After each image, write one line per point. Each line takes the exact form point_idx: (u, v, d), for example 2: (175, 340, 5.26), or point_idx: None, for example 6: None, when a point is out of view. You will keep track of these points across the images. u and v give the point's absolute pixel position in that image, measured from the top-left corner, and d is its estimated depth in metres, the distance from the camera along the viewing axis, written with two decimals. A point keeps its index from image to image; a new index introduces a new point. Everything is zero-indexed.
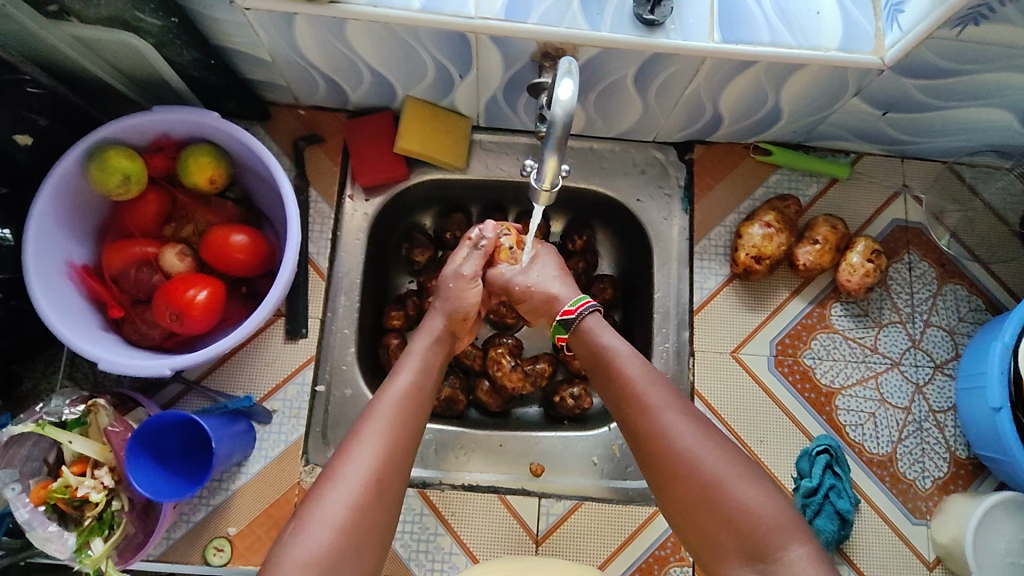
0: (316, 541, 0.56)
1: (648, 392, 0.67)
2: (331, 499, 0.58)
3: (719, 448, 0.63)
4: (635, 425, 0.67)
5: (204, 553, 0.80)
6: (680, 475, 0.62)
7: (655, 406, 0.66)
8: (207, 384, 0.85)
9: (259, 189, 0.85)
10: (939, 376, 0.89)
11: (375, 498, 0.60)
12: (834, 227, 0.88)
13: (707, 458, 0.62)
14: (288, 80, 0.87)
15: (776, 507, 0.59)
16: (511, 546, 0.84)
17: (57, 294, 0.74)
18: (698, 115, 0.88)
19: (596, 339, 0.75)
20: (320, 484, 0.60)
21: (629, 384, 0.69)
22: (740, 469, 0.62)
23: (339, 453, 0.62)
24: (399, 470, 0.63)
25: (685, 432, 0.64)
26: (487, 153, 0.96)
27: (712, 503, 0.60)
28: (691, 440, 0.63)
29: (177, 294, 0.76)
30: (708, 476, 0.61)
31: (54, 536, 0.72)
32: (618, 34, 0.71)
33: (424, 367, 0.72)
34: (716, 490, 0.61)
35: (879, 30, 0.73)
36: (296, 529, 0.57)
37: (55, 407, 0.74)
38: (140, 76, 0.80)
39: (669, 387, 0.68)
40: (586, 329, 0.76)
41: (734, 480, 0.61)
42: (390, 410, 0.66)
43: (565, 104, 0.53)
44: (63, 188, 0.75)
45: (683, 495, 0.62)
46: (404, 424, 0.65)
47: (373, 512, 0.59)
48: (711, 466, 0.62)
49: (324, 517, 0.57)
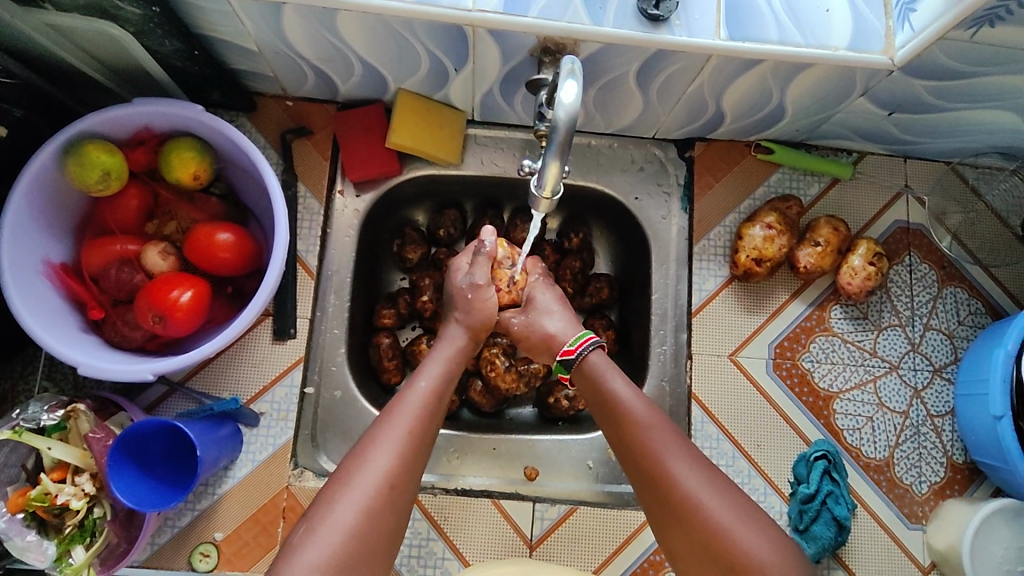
0: (326, 545, 0.56)
1: (654, 431, 0.67)
2: (342, 505, 0.58)
3: (726, 494, 0.63)
4: (640, 467, 0.66)
5: (190, 559, 0.78)
6: (687, 517, 0.62)
7: (662, 448, 0.65)
8: (192, 386, 0.82)
9: (245, 185, 0.82)
10: (937, 380, 0.88)
11: (386, 506, 0.60)
12: (836, 228, 0.86)
13: (715, 505, 0.62)
14: (275, 71, 0.83)
15: (783, 556, 0.60)
16: (505, 550, 0.82)
17: (33, 295, 0.71)
18: (700, 112, 0.85)
19: (598, 374, 0.73)
20: (331, 487, 0.60)
21: (634, 422, 0.68)
22: (748, 516, 0.62)
23: (353, 456, 0.62)
24: (411, 482, 0.62)
25: (692, 476, 0.63)
26: (482, 148, 0.93)
27: (719, 549, 0.61)
28: (697, 484, 0.63)
29: (160, 295, 0.73)
30: (715, 523, 0.61)
31: (32, 546, 0.70)
32: (621, 30, 0.68)
33: (444, 372, 0.71)
34: (724, 537, 0.60)
35: (889, 29, 0.71)
36: (306, 532, 0.57)
37: (32, 413, 0.71)
38: (119, 66, 0.76)
39: (672, 427, 0.67)
40: (589, 364, 0.74)
41: (742, 528, 0.61)
42: (406, 422, 0.64)
43: (569, 108, 0.50)
44: (39, 184, 0.72)
45: (689, 536, 0.63)
46: (420, 438, 0.64)
47: (382, 520, 0.59)
48: (720, 513, 0.61)
49: (334, 522, 0.57)
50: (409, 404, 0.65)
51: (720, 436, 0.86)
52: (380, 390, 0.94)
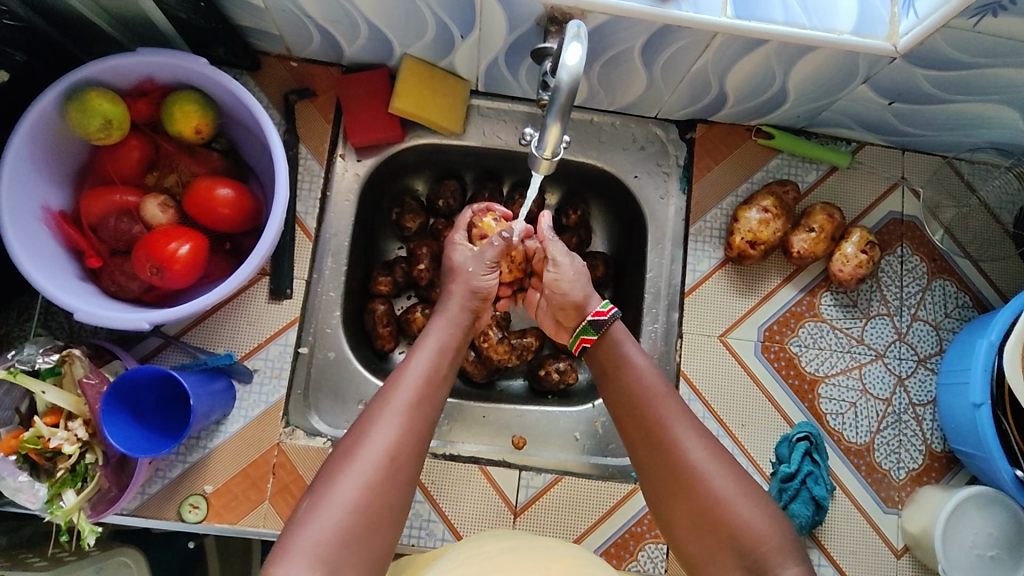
0: (330, 520, 0.57)
1: (663, 401, 0.69)
2: (346, 479, 0.59)
3: (725, 466, 0.65)
4: (649, 437, 0.68)
5: (180, 509, 0.80)
6: (687, 484, 0.64)
7: (670, 416, 0.68)
8: (187, 340, 0.83)
9: (248, 142, 0.82)
10: (921, 370, 0.90)
11: (387, 484, 0.60)
12: (830, 215, 0.87)
13: (715, 474, 0.64)
14: (281, 29, 0.83)
15: (778, 530, 0.61)
16: (489, 515, 0.84)
17: (31, 240, 0.71)
18: (703, 92, 0.85)
19: (618, 346, 0.75)
20: (333, 463, 0.61)
21: (646, 392, 0.70)
22: (746, 489, 0.63)
23: (353, 434, 0.63)
24: (412, 462, 0.62)
25: (697, 444, 0.66)
26: (484, 119, 0.93)
27: (714, 517, 0.62)
28: (700, 453, 0.65)
29: (158, 246, 0.74)
30: (714, 490, 0.63)
31: (24, 486, 0.71)
32: (629, 2, 0.69)
33: (440, 353, 0.71)
34: (720, 506, 0.62)
35: (894, 16, 0.72)
36: (309, 508, 0.58)
37: (27, 355, 0.72)
38: (125, 16, 0.76)
39: (682, 400, 0.71)
40: (613, 335, 0.76)
41: (738, 498, 0.63)
42: (405, 395, 0.65)
43: (572, 70, 0.50)
44: (41, 130, 0.72)
45: (686, 503, 0.64)
46: (417, 419, 0.64)
47: (383, 498, 0.60)
48: (720, 484, 0.63)
49: (337, 497, 0.58)
50: (407, 384, 0.66)
51: (707, 416, 0.87)
52: (373, 354, 0.95)
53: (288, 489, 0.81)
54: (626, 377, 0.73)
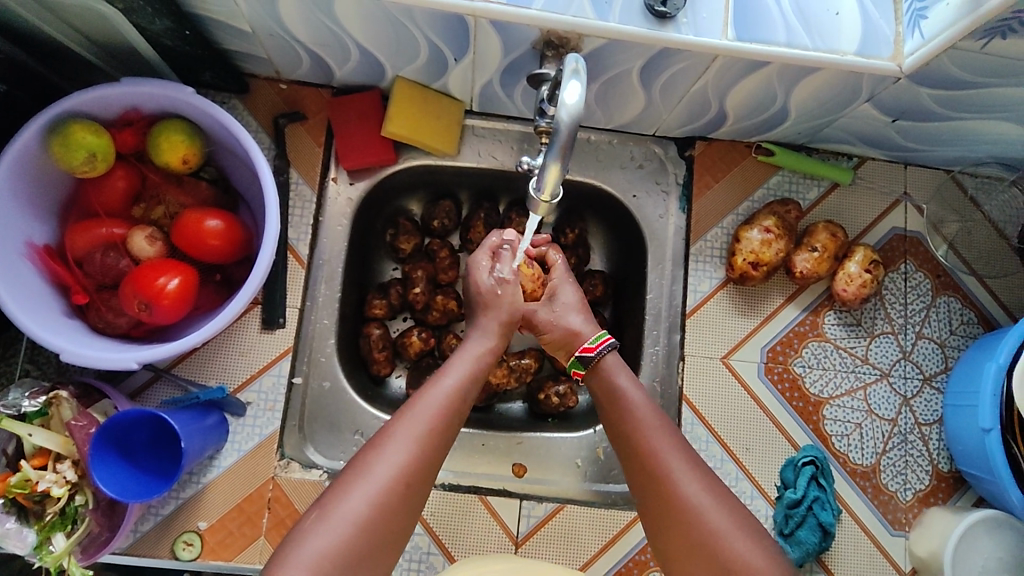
0: (336, 534, 0.55)
1: (654, 432, 0.67)
2: (356, 494, 0.57)
3: (721, 499, 0.62)
4: (644, 470, 0.65)
5: (173, 547, 0.78)
6: (679, 516, 0.62)
7: (663, 448, 0.65)
8: (178, 373, 0.81)
9: (237, 170, 0.80)
10: (927, 389, 0.88)
11: (400, 502, 0.58)
12: (834, 234, 0.86)
13: (709, 508, 0.61)
14: (269, 53, 0.81)
15: (774, 565, 0.58)
16: (490, 546, 0.82)
17: (15, 279, 0.69)
18: (703, 111, 0.84)
19: (608, 377, 0.73)
20: (345, 476, 0.59)
21: (637, 422, 0.68)
22: (741, 524, 0.61)
23: (367, 448, 0.60)
24: (424, 482, 0.60)
25: (690, 478, 0.63)
26: (479, 139, 0.92)
27: (707, 551, 0.59)
28: (694, 486, 0.63)
29: (146, 281, 0.72)
30: (707, 524, 0.60)
31: (12, 532, 0.69)
32: (627, 26, 0.67)
33: (471, 375, 0.68)
34: (714, 539, 0.60)
35: (899, 35, 0.70)
36: (317, 520, 0.56)
37: (13, 399, 0.70)
38: (108, 44, 0.73)
39: (678, 432, 0.68)
40: (604, 367, 0.74)
41: (733, 533, 0.60)
42: (432, 411, 0.63)
43: (572, 109, 0.49)
44: (22, 163, 0.70)
45: (678, 537, 0.61)
46: (439, 435, 0.62)
47: (393, 517, 0.58)
48: (713, 516, 0.61)
49: (346, 512, 0.56)
50: (432, 402, 0.64)
51: (710, 440, 0.86)
52: (369, 380, 0.93)
53: (284, 525, 0.80)
54: (617, 409, 0.70)
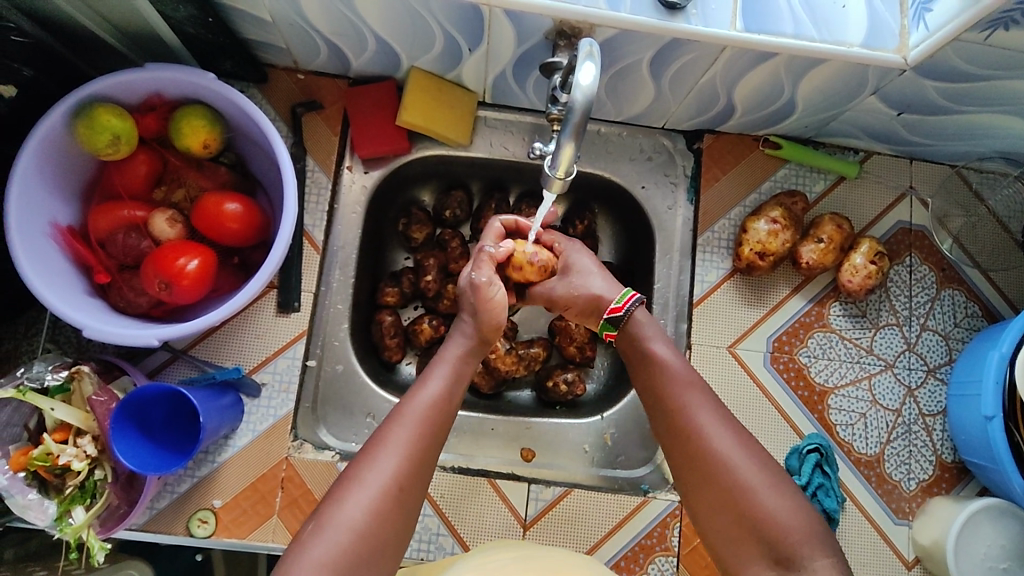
0: (334, 541, 0.56)
1: (688, 394, 0.67)
2: (350, 503, 0.58)
3: (755, 454, 0.63)
4: (676, 425, 0.67)
5: (188, 524, 0.79)
6: (712, 474, 0.63)
7: (697, 405, 0.66)
8: (195, 354, 0.83)
9: (255, 156, 0.82)
10: (931, 380, 0.89)
11: (392, 510, 0.59)
12: (839, 226, 0.87)
13: (742, 465, 0.62)
14: (288, 42, 0.83)
15: (807, 524, 0.59)
16: (498, 528, 0.84)
17: (40, 257, 0.71)
18: (711, 104, 0.85)
19: (641, 335, 0.74)
20: (341, 485, 0.59)
21: (670, 381, 0.69)
22: (773, 480, 0.61)
23: (360, 457, 0.61)
24: (416, 492, 0.61)
25: (724, 434, 0.64)
26: (491, 130, 0.93)
27: (741, 509, 0.61)
28: (727, 443, 0.64)
29: (166, 262, 0.73)
30: (739, 478, 0.61)
31: (33, 504, 0.71)
32: (638, 16, 0.68)
33: (456, 378, 0.69)
34: (746, 492, 0.61)
35: (904, 28, 0.71)
36: (316, 528, 0.57)
37: (37, 372, 0.72)
38: (134, 31, 0.76)
39: (711, 391, 0.69)
40: (635, 322, 0.75)
41: (766, 489, 0.61)
42: (417, 417, 0.63)
43: (587, 90, 0.51)
44: (48, 145, 0.72)
45: (711, 491, 0.63)
46: (425, 443, 0.63)
47: (388, 525, 0.58)
48: (744, 471, 0.62)
49: (341, 521, 0.57)
50: (415, 409, 0.64)
51: None
52: (380, 366, 0.94)
53: (296, 504, 0.81)
54: (648, 365, 0.71)
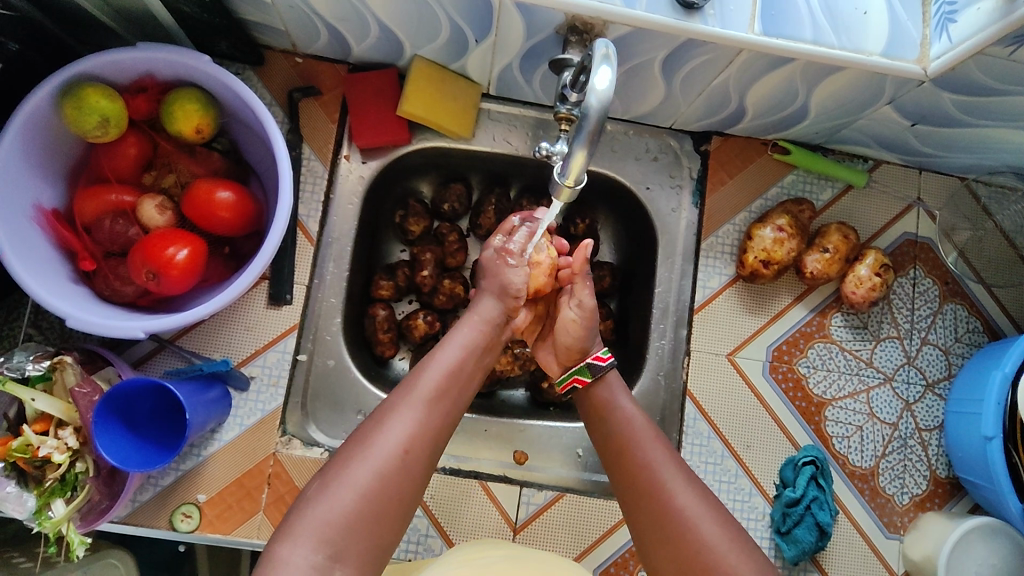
0: (340, 502, 0.54)
1: (651, 445, 0.67)
2: (359, 464, 0.56)
3: (714, 508, 0.62)
4: (636, 480, 0.65)
5: (171, 518, 0.78)
6: (669, 527, 0.61)
7: (656, 459, 0.65)
8: (182, 344, 0.81)
9: (250, 143, 0.80)
10: (929, 395, 0.89)
11: (400, 474, 0.58)
12: (846, 236, 0.85)
13: (704, 521, 0.60)
14: (287, 25, 0.80)
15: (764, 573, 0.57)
16: (489, 531, 0.83)
17: (24, 241, 0.68)
18: (722, 106, 0.83)
19: (609, 396, 0.73)
20: (349, 449, 0.58)
21: (633, 434, 0.68)
22: (731, 533, 0.60)
23: (371, 422, 0.60)
24: (424, 458, 0.60)
25: (684, 491, 0.62)
26: (494, 123, 0.91)
27: (697, 561, 0.58)
28: (690, 499, 0.62)
29: (155, 251, 0.71)
30: (698, 534, 0.59)
31: (11, 496, 0.69)
32: (653, 15, 0.66)
33: (470, 350, 0.67)
34: (704, 549, 0.58)
35: (925, 38, 0.69)
36: (321, 487, 0.56)
37: (17, 362, 0.70)
38: (127, 10, 0.72)
39: (670, 446, 0.67)
40: (604, 383, 0.74)
41: (727, 547, 0.59)
42: (430, 386, 0.62)
43: (602, 95, 0.49)
44: (33, 124, 0.69)
45: (667, 547, 0.60)
46: (439, 411, 0.62)
47: (397, 489, 0.57)
48: (704, 528, 0.60)
49: (349, 480, 0.56)
50: (430, 376, 0.63)
51: (712, 436, 0.86)
52: (373, 361, 0.93)
53: (283, 501, 0.80)
54: (613, 422, 0.70)
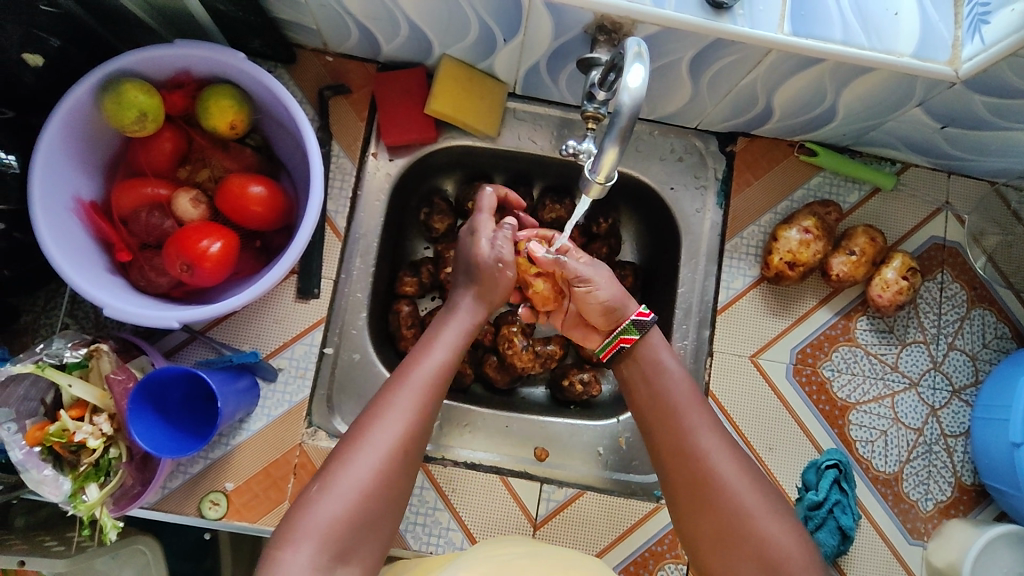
0: (340, 504, 0.57)
1: (693, 412, 0.68)
2: (358, 463, 0.59)
3: (754, 479, 0.64)
4: (675, 446, 0.67)
5: (200, 506, 0.79)
6: (711, 494, 0.63)
7: (697, 427, 0.67)
8: (212, 335, 0.83)
9: (281, 139, 0.81)
10: (955, 401, 0.88)
11: (395, 471, 0.61)
12: (872, 239, 0.85)
13: (742, 489, 0.63)
14: (319, 23, 0.81)
15: (801, 548, 0.60)
16: (509, 526, 0.83)
17: (64, 231, 0.70)
18: (748, 107, 0.83)
19: (652, 352, 0.73)
20: (345, 445, 0.61)
21: (675, 400, 0.69)
22: (770, 505, 0.62)
23: (366, 418, 0.62)
24: (415, 453, 0.63)
25: (725, 459, 0.64)
26: (520, 122, 0.92)
27: (737, 529, 0.61)
28: (729, 465, 0.64)
29: (189, 243, 0.72)
30: (740, 503, 0.62)
31: (48, 480, 0.70)
32: (683, 14, 0.66)
33: (456, 347, 0.70)
34: (746, 518, 0.61)
35: (957, 40, 0.68)
36: (320, 488, 0.58)
37: (56, 349, 0.72)
38: (166, 8, 0.74)
39: (712, 413, 0.69)
40: (648, 345, 0.74)
41: (764, 515, 0.62)
42: (419, 383, 0.65)
43: (634, 93, 0.50)
44: (75, 118, 0.71)
45: (707, 513, 0.63)
46: (427, 406, 0.64)
47: (391, 485, 0.60)
48: (745, 497, 0.62)
49: (350, 480, 0.58)
50: (419, 372, 0.66)
51: (734, 437, 0.86)
52: (396, 356, 0.94)
53: None
54: (654, 384, 0.71)
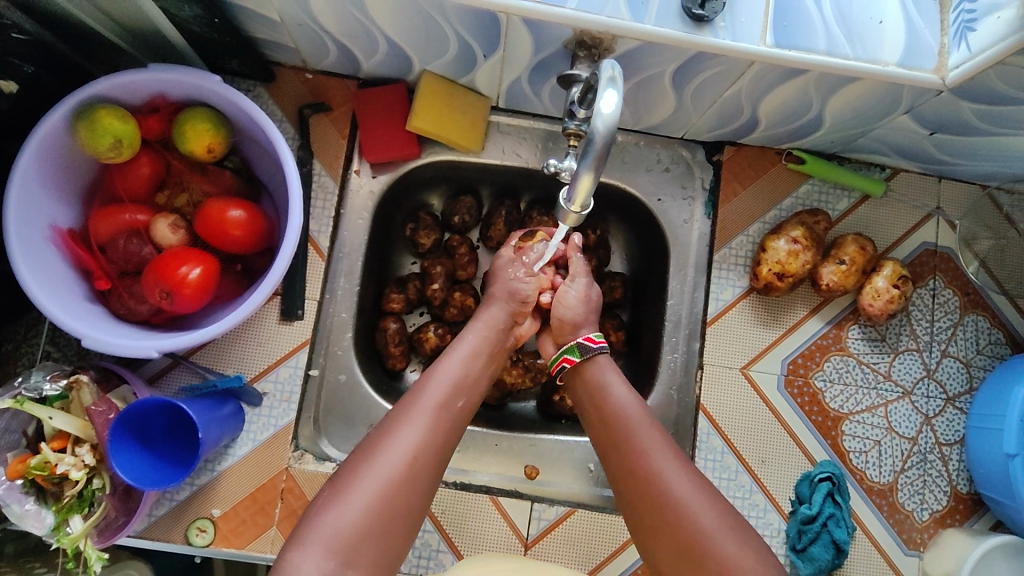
0: (320, 556, 0.53)
1: (643, 431, 0.66)
2: (340, 514, 0.56)
3: (707, 495, 0.62)
4: (629, 469, 0.65)
5: (187, 532, 0.78)
6: (665, 514, 0.61)
7: (650, 447, 0.65)
8: (196, 360, 0.82)
9: (261, 161, 0.80)
10: (949, 409, 0.87)
11: (383, 520, 0.57)
12: (862, 247, 0.84)
13: (696, 507, 0.60)
14: (297, 42, 0.80)
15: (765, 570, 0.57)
16: (500, 545, 0.83)
17: (41, 261, 0.70)
18: (733, 117, 0.82)
19: (599, 375, 0.73)
20: (326, 498, 0.58)
21: (627, 422, 0.68)
22: (731, 523, 0.60)
23: (352, 465, 0.59)
24: (418, 494, 0.59)
25: (678, 477, 0.62)
26: (504, 136, 0.91)
27: (695, 553, 0.58)
28: (682, 484, 0.62)
29: (168, 270, 0.72)
30: (695, 524, 0.59)
31: (31, 513, 0.70)
32: (662, 29, 0.65)
33: (459, 379, 0.68)
34: (702, 539, 0.58)
35: (944, 47, 0.67)
36: (298, 542, 0.55)
37: (34, 382, 0.71)
38: (141, 32, 0.73)
39: (665, 433, 0.67)
40: (595, 362, 0.74)
41: (722, 534, 0.59)
42: (419, 422, 0.62)
43: (608, 118, 0.49)
44: (50, 147, 0.70)
45: (665, 539, 0.61)
46: (428, 446, 0.62)
47: (378, 538, 0.56)
48: (700, 516, 0.60)
49: (329, 532, 0.55)
50: (417, 411, 0.63)
51: (725, 450, 0.85)
52: (384, 374, 0.93)
53: (296, 515, 0.80)
54: (604, 409, 0.70)
